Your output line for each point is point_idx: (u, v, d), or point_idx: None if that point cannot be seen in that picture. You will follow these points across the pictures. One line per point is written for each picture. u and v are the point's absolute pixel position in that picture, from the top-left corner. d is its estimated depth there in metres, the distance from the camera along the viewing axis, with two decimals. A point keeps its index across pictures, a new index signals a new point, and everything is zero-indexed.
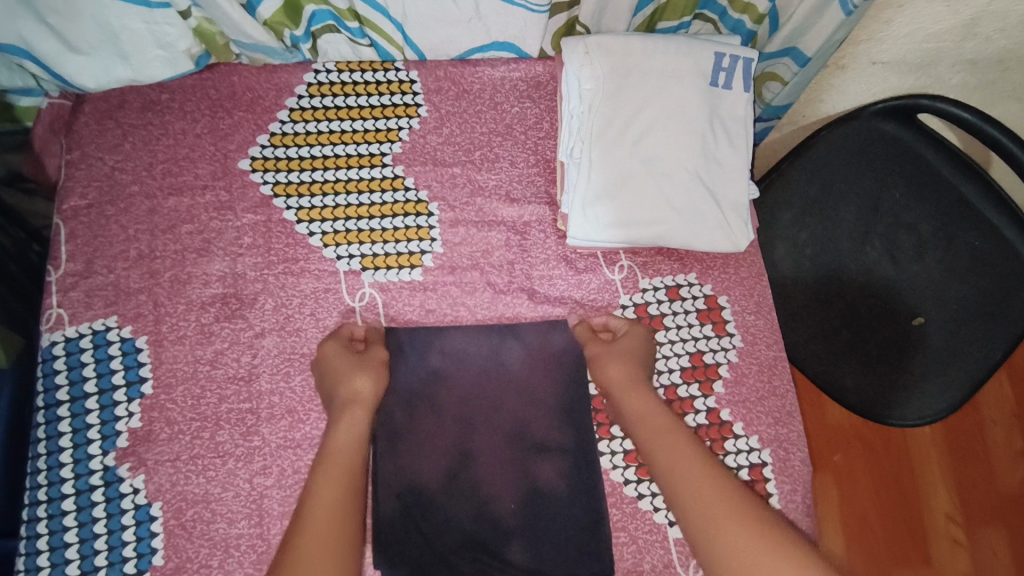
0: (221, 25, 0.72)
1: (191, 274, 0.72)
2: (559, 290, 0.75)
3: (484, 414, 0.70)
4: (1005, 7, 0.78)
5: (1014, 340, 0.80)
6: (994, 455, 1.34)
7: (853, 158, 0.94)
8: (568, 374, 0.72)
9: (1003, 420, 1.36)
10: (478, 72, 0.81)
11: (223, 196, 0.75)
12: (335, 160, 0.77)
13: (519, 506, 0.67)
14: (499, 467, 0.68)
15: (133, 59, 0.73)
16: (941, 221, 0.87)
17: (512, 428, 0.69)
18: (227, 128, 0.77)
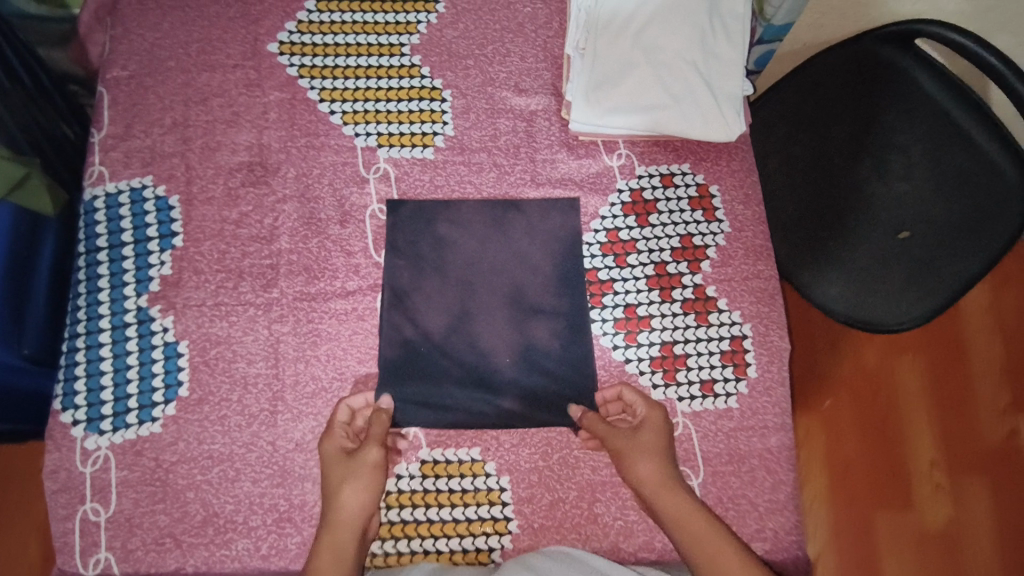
0: None
1: (220, 142, 0.78)
2: (560, 173, 0.79)
3: (486, 279, 0.76)
4: None
5: (991, 257, 0.85)
6: (982, 406, 1.37)
7: (849, 81, 0.99)
8: (566, 250, 0.77)
9: (992, 373, 1.39)
10: None
11: (251, 74, 0.80)
12: (356, 48, 0.82)
13: (516, 361, 0.73)
14: (496, 322, 0.74)
15: None
16: (931, 141, 0.92)
17: (512, 291, 0.75)
18: (258, 14, 0.82)
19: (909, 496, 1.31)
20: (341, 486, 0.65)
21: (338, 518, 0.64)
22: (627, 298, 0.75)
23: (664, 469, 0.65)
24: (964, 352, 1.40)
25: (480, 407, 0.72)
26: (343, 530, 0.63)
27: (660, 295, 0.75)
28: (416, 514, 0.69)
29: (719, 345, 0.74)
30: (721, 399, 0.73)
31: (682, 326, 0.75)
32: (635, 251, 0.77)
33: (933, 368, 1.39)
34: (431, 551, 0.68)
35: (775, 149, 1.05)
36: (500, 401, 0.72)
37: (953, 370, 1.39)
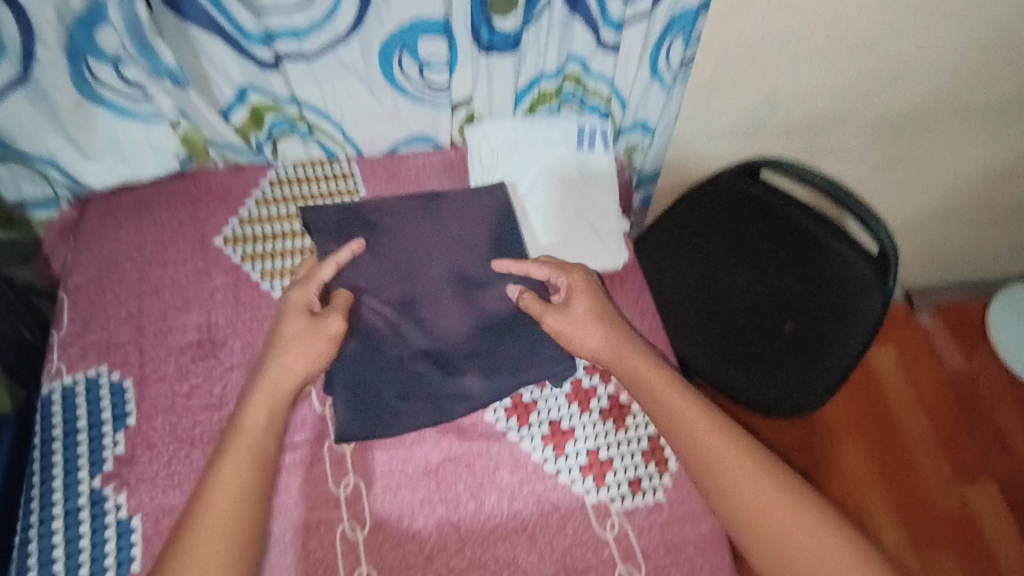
0: (202, 130, 0.92)
1: (172, 326, 0.87)
2: (478, 201, 0.92)
3: (427, 263, 0.86)
4: (790, 85, 1.06)
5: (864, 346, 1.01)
6: (929, 483, 1.63)
7: (715, 206, 1.17)
8: (506, 324, 0.85)
9: (929, 451, 1.68)
10: (407, 161, 1.01)
11: (200, 265, 0.91)
12: (292, 232, 0.95)
13: (474, 348, 0.83)
14: (447, 306, 0.84)
15: (132, 160, 0.93)
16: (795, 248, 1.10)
17: (454, 270, 0.86)
18: (205, 215, 0.95)
19: None
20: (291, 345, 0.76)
21: (249, 435, 0.71)
22: (550, 415, 0.84)
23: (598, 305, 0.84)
24: (900, 438, 1.70)
25: (445, 396, 0.81)
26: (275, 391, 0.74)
27: (579, 408, 0.84)
28: None
29: (637, 445, 0.82)
30: (648, 495, 0.79)
31: (602, 433, 0.83)
32: None
33: (879, 453, 1.67)
34: None
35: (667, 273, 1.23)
36: (465, 386, 0.81)
37: (897, 456, 1.67)
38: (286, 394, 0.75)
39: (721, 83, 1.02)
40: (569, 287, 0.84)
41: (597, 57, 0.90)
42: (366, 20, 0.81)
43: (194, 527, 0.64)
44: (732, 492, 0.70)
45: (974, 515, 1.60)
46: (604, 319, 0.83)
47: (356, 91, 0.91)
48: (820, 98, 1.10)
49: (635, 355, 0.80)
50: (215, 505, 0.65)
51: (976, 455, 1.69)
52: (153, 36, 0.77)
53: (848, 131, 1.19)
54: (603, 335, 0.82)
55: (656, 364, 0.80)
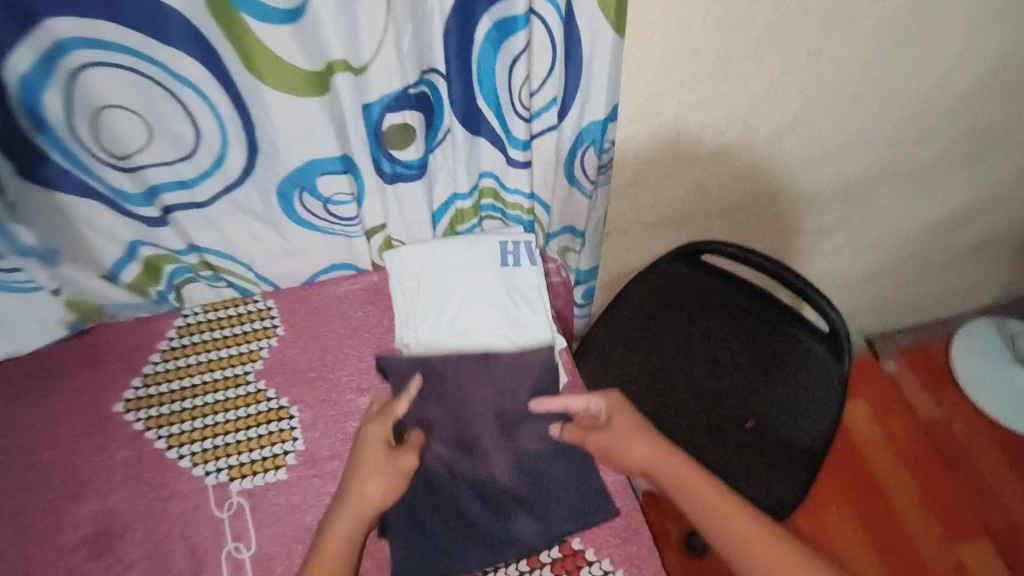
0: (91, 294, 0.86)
1: (63, 520, 0.77)
2: (540, 362, 0.88)
3: (473, 386, 0.86)
4: (715, 174, 1.04)
5: (827, 437, 1.02)
6: (920, 543, 1.61)
7: (665, 301, 1.15)
8: (546, 462, 0.82)
9: (917, 508, 1.65)
10: (325, 290, 0.97)
11: (96, 439, 0.82)
12: (203, 386, 0.86)
13: (520, 489, 0.81)
14: (495, 449, 0.82)
15: (14, 336, 0.84)
16: (746, 334, 1.11)
17: (505, 416, 0.84)
18: (104, 378, 0.86)
19: None
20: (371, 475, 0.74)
21: (360, 506, 0.73)
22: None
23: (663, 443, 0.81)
24: (889, 501, 1.67)
25: (491, 495, 0.80)
26: (354, 520, 0.72)
27: (529, 564, 0.75)
28: None
29: None
30: None
31: None
32: None
33: (869, 523, 1.64)
34: None
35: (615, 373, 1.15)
36: (518, 531, 0.77)
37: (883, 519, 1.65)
38: (366, 516, 0.73)
39: (645, 180, 1.00)
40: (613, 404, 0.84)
41: (511, 177, 0.86)
42: (255, 164, 0.75)
43: None
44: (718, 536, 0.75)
45: None
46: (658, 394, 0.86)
47: (259, 232, 0.84)
48: (748, 181, 1.09)
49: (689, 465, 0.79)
50: None
51: (966, 507, 1.67)
52: (12, 217, 0.72)
53: (779, 207, 1.19)
54: (655, 447, 0.80)
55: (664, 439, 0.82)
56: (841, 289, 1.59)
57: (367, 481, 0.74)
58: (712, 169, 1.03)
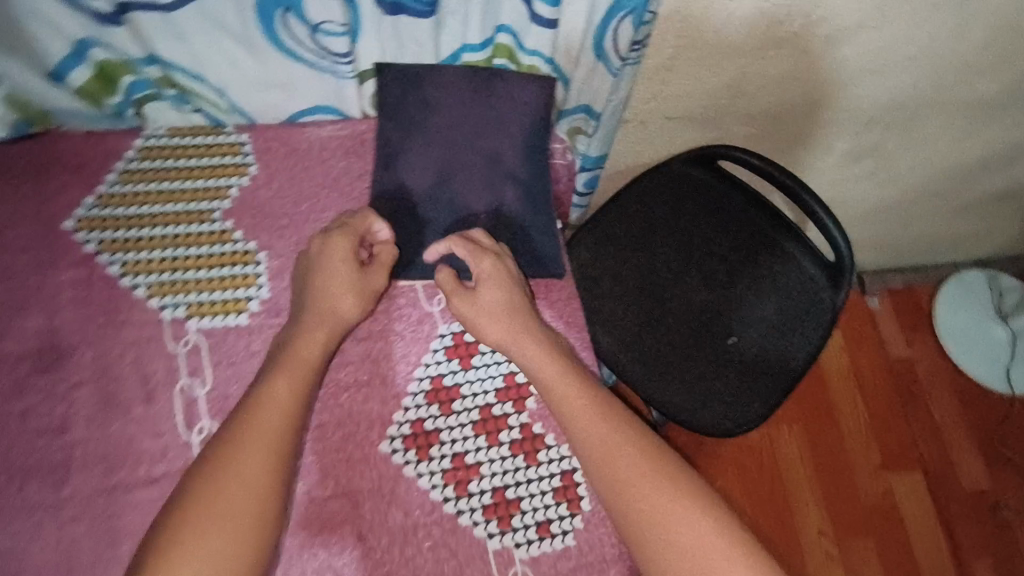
0: (39, 93, 0.77)
1: (10, 330, 0.74)
2: (519, 163, 0.82)
3: (463, 177, 0.81)
4: (758, 70, 0.92)
5: (807, 361, 0.97)
6: (857, 467, 1.55)
7: (671, 203, 1.05)
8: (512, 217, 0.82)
9: (862, 433, 1.59)
10: (306, 132, 0.87)
11: (45, 255, 0.77)
12: (162, 217, 0.80)
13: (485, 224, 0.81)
14: (473, 182, 0.81)
15: None
16: (744, 250, 1.02)
17: (491, 153, 0.81)
18: (54, 189, 0.79)
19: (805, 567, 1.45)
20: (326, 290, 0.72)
21: (332, 315, 0.72)
22: (454, 447, 0.76)
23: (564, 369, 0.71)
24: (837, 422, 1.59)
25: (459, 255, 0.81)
26: (332, 327, 0.71)
27: (487, 440, 0.77)
28: None
29: (548, 484, 0.75)
30: (558, 539, 0.73)
31: (512, 469, 0.76)
32: (460, 397, 0.78)
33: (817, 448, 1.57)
34: None
35: (604, 274, 1.08)
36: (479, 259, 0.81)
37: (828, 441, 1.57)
38: (348, 315, 0.72)
39: (678, 65, 0.88)
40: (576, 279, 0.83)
41: (532, 34, 0.76)
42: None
43: (225, 457, 0.59)
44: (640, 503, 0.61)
45: (897, 504, 1.53)
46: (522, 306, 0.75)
47: (235, 53, 0.76)
48: (792, 83, 0.97)
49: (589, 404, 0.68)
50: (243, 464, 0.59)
51: (908, 442, 1.60)
52: None
53: (817, 120, 1.07)
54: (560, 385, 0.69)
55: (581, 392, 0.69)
56: (863, 219, 1.47)
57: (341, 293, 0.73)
58: (756, 64, 0.91)
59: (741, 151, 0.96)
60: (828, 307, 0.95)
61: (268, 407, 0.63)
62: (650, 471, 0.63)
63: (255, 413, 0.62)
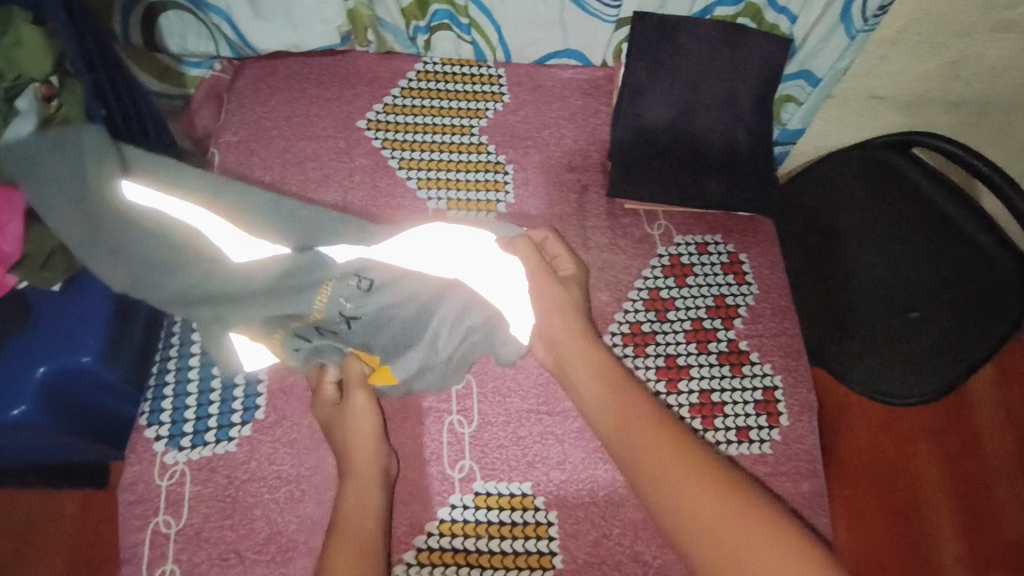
0: (373, 6, 0.92)
1: (311, 199, 0.90)
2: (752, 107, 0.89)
3: (703, 116, 0.89)
4: (980, 51, 0.94)
5: (1003, 338, 0.88)
6: (1004, 509, 1.38)
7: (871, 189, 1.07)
8: (746, 156, 0.89)
9: (1008, 472, 1.41)
10: (551, 73, 1.00)
11: (341, 144, 0.93)
12: (434, 127, 0.95)
13: (715, 160, 0.89)
14: (711, 119, 0.89)
15: (300, 28, 0.92)
16: (933, 238, 0.97)
17: (727, 96, 0.89)
18: (351, 96, 0.96)
19: None
20: (568, 371, 0.76)
21: (598, 363, 0.74)
22: (666, 349, 0.83)
23: (597, 369, 0.74)
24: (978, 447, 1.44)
25: (689, 182, 0.88)
26: (602, 382, 0.73)
27: (697, 347, 0.84)
28: (456, 543, 0.73)
29: (753, 395, 0.81)
30: (756, 444, 0.79)
31: (717, 376, 0.82)
32: (673, 308, 0.86)
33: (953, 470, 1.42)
34: (472, 550, 0.73)
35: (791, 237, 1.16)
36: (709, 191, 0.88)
37: (973, 472, 1.42)
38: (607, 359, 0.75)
39: (904, 37, 0.92)
40: (739, 241, 0.90)
41: None
42: None
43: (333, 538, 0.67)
44: (684, 515, 0.61)
45: None
46: (584, 336, 0.76)
47: None
48: (1010, 75, 0.98)
49: (637, 422, 0.68)
50: (350, 525, 0.68)
51: None
52: None
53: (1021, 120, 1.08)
54: (642, 425, 0.68)
55: (615, 389, 0.72)
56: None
57: (552, 313, 0.78)
58: (980, 46, 0.93)
59: (938, 139, 0.96)
60: (1001, 281, 0.88)
61: (356, 502, 0.70)
62: (691, 474, 0.63)
63: (345, 525, 0.68)
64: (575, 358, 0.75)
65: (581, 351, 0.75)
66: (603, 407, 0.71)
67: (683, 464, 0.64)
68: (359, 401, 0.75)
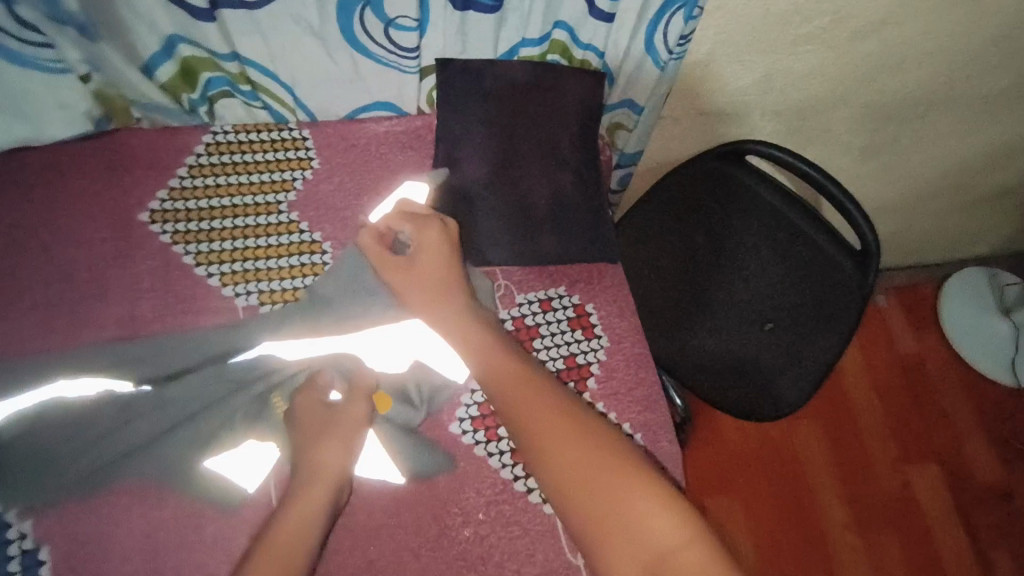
0: (121, 87, 0.81)
1: (88, 319, 0.76)
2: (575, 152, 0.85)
3: (527, 165, 0.84)
4: (786, 65, 0.94)
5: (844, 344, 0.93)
6: (878, 462, 1.47)
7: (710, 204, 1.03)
8: (575, 200, 0.85)
9: (879, 429, 1.50)
10: (364, 127, 0.90)
11: (121, 246, 0.80)
12: (235, 210, 0.82)
13: (545, 209, 0.84)
14: (537, 167, 0.84)
15: (35, 118, 0.79)
16: (779, 247, 0.97)
17: (549, 141, 0.84)
18: (127, 185, 0.82)
19: (829, 557, 1.37)
20: (439, 318, 0.71)
21: (461, 308, 0.71)
22: None
23: (454, 305, 0.71)
24: (850, 425, 1.50)
25: (522, 236, 0.84)
26: (466, 319, 0.70)
27: None
28: None
29: None
30: None
31: None
32: None
33: (834, 451, 1.47)
34: None
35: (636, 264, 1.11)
36: (543, 246, 0.84)
37: (847, 435, 1.49)
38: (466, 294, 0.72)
39: (715, 58, 0.91)
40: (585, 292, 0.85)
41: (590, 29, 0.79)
42: None
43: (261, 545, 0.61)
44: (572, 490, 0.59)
45: (919, 502, 1.44)
46: (445, 277, 0.72)
47: (309, 48, 0.79)
48: (822, 79, 0.99)
49: (513, 371, 0.65)
50: (282, 533, 0.62)
51: (929, 446, 1.49)
52: None
53: (840, 119, 1.10)
54: (528, 388, 0.64)
55: (498, 349, 0.68)
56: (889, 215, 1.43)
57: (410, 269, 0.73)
58: (785, 61, 0.94)
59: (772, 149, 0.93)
60: (845, 285, 0.92)
61: (302, 501, 0.64)
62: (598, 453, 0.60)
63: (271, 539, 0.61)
64: (430, 302, 0.72)
65: (434, 292, 0.72)
66: (486, 367, 0.66)
67: (598, 448, 0.60)
68: (353, 416, 0.72)
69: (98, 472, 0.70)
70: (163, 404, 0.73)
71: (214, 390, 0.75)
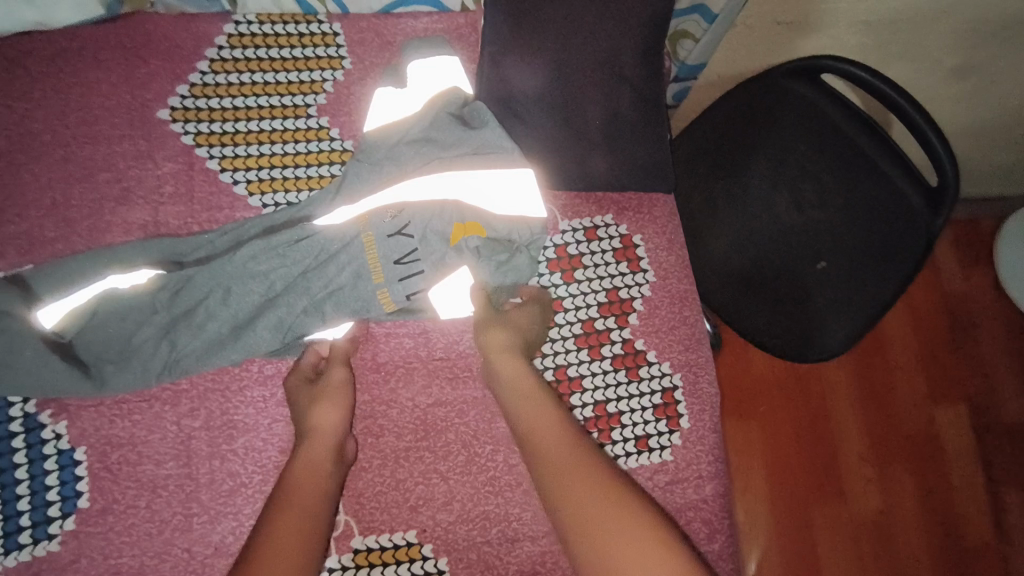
0: None
1: (110, 223, 0.73)
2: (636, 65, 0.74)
3: (581, 77, 0.74)
4: None
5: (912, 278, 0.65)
6: (902, 400, 1.13)
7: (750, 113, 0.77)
8: (637, 118, 0.76)
9: (909, 365, 1.15)
10: (401, 23, 0.81)
11: (141, 144, 0.75)
12: (261, 111, 0.76)
13: (601, 129, 0.76)
14: (591, 82, 0.74)
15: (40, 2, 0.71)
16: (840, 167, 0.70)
17: (607, 53, 0.74)
18: (144, 77, 0.76)
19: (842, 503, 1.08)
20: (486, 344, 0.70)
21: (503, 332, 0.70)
22: (556, 360, 0.76)
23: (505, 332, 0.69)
24: (883, 354, 1.15)
25: (572, 161, 0.77)
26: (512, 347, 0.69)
27: (589, 354, 0.77)
28: None
29: (650, 400, 0.75)
30: (656, 453, 0.74)
31: (612, 384, 0.76)
32: (562, 309, 0.78)
33: (863, 384, 1.14)
34: None
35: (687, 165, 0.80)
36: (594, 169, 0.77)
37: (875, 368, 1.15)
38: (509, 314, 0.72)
39: None
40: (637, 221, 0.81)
41: None
42: None
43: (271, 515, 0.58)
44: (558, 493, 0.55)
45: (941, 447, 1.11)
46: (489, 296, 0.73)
47: None
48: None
49: (544, 410, 0.63)
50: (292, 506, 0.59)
51: (959, 379, 1.14)
52: None
53: None
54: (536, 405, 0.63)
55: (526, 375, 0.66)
56: None
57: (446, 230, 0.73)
58: None
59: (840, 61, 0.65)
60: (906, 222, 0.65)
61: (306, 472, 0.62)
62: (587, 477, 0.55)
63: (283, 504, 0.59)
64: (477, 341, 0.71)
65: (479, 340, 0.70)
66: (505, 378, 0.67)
67: (584, 478, 0.55)
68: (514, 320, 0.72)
69: (175, 361, 0.67)
70: (226, 287, 0.68)
71: (273, 273, 0.68)
